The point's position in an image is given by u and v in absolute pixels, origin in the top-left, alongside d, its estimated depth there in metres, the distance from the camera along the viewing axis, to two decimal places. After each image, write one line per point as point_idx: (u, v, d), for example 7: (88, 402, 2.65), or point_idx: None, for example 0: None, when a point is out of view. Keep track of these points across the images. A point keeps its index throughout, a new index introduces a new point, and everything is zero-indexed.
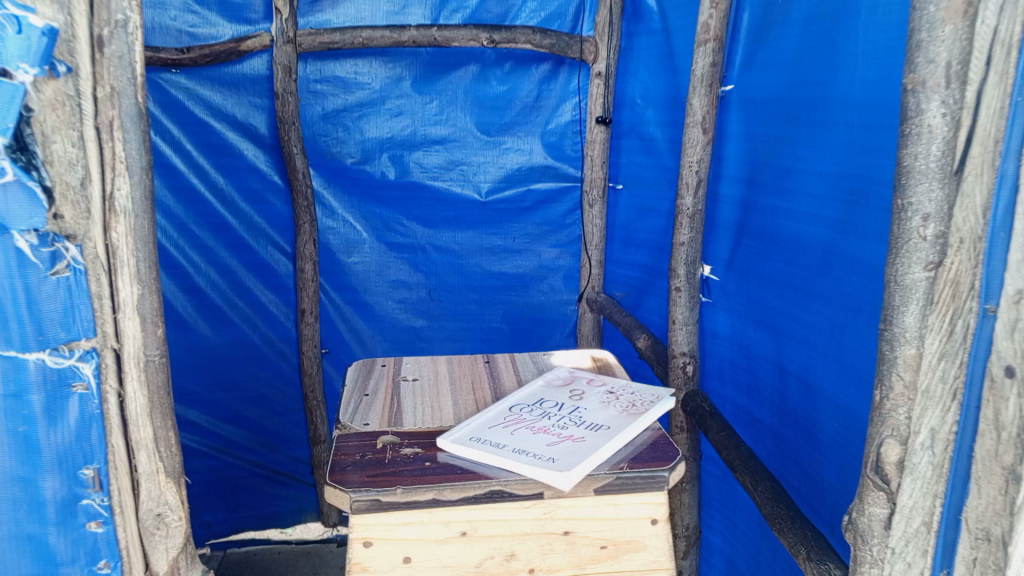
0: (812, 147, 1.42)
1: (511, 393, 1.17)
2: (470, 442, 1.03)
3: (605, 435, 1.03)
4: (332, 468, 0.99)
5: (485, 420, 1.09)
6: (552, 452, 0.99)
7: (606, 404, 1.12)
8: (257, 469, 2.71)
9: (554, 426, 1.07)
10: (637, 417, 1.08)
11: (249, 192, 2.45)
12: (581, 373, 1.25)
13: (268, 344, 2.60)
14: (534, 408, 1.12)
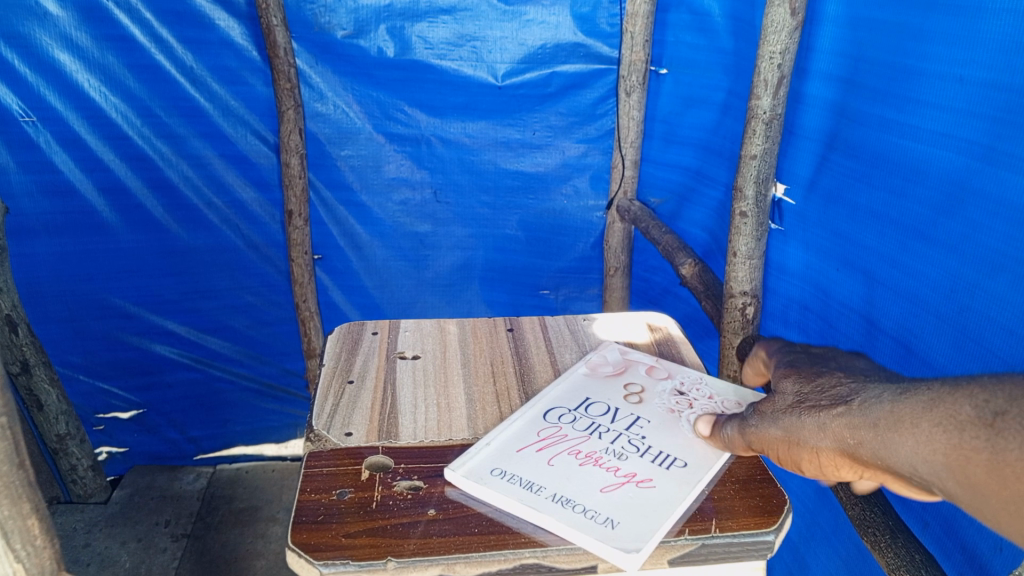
0: (952, 41, 1.04)
1: (545, 395, 0.89)
2: (493, 479, 0.74)
3: (682, 479, 0.75)
4: (294, 523, 0.70)
5: (512, 441, 0.80)
6: (610, 506, 0.71)
7: (674, 423, 0.84)
8: (247, 384, 2.47)
9: (608, 458, 0.78)
10: (720, 446, 0.80)
11: (222, 70, 2.03)
12: (636, 353, 0.98)
13: (252, 249, 2.26)
14: (578, 424, 0.84)
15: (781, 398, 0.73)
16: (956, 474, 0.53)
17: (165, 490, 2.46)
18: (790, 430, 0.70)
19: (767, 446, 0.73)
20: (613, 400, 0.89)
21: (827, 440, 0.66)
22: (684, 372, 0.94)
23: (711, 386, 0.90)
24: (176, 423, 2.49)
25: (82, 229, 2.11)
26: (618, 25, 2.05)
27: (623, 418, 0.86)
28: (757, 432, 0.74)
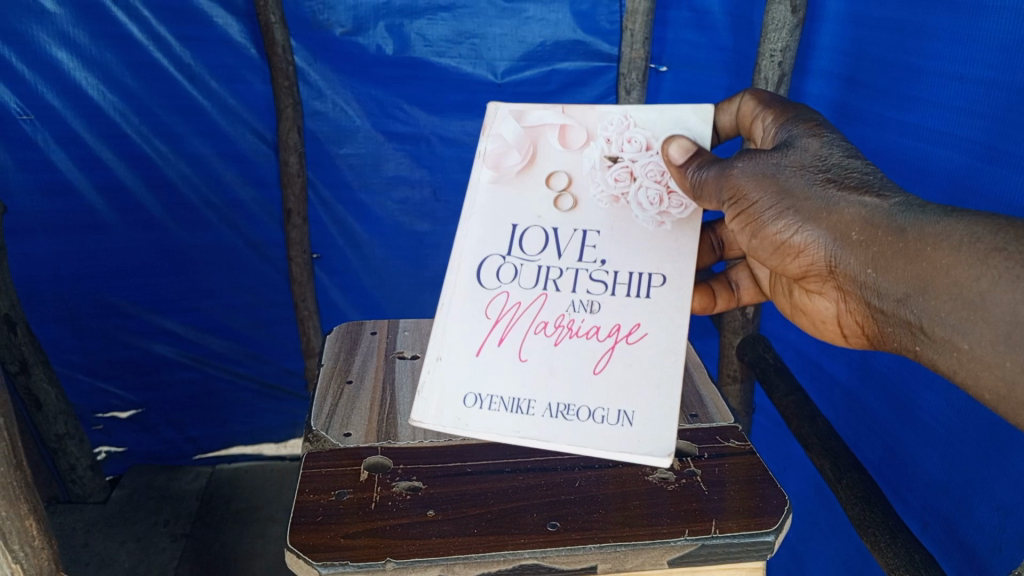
0: (959, 37, 1.07)
1: (473, 240, 0.85)
2: (463, 411, 0.78)
3: (669, 308, 0.80)
4: (291, 522, 0.70)
5: (467, 342, 0.81)
6: (620, 397, 0.78)
7: (628, 216, 0.85)
8: (245, 382, 2.47)
9: (579, 316, 0.81)
10: (685, 234, 0.84)
11: (220, 68, 2.02)
12: (533, 111, 0.87)
13: (251, 248, 2.25)
14: (525, 277, 0.83)
15: (794, 155, 0.80)
16: (987, 306, 0.64)
17: (164, 489, 2.46)
18: (792, 194, 0.79)
19: (752, 200, 0.82)
20: (549, 218, 0.85)
21: (831, 223, 0.77)
22: (606, 123, 0.86)
23: (646, 132, 0.86)
24: (175, 422, 2.49)
25: (81, 227, 2.11)
26: (618, 23, 2.04)
27: (568, 236, 0.84)
28: (755, 176, 0.81)
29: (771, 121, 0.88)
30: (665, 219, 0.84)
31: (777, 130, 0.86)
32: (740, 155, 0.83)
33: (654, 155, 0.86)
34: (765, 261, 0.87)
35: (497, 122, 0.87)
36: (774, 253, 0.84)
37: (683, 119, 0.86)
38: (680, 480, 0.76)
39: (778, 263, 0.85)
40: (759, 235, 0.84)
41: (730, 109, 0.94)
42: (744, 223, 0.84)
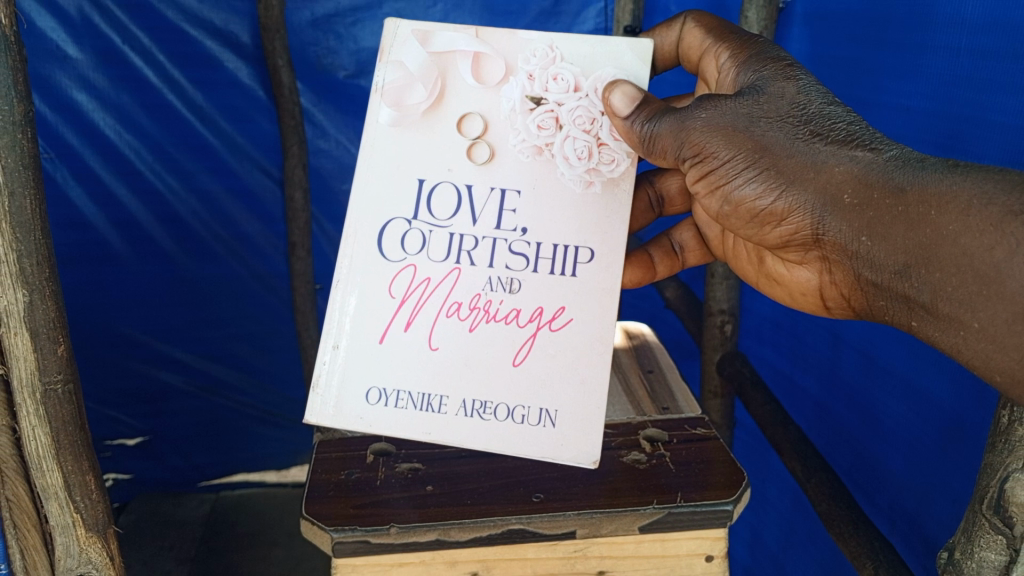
0: (899, 74, 1.17)
1: (380, 201, 0.87)
2: (366, 409, 0.86)
3: (593, 288, 0.86)
4: (306, 495, 0.80)
5: (370, 332, 0.87)
6: (540, 395, 0.85)
7: (551, 171, 0.86)
8: (249, 411, 2.55)
9: (498, 297, 0.86)
10: (612, 195, 0.87)
11: (230, 108, 2.14)
12: (442, 35, 0.86)
13: (256, 279, 2.36)
14: (434, 250, 0.87)
15: (770, 108, 0.83)
16: (985, 271, 0.65)
17: (169, 516, 2.52)
18: (773, 150, 0.82)
19: (729, 157, 0.84)
20: (462, 173, 0.86)
21: (816, 181, 0.79)
22: (525, 57, 0.87)
23: (572, 71, 0.87)
24: (180, 450, 2.56)
25: (94, 261, 2.20)
26: None
27: (483, 195, 0.87)
28: (727, 132, 0.84)
29: (744, 73, 0.90)
30: (594, 180, 0.86)
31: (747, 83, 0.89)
32: (711, 110, 0.85)
33: (582, 98, 0.87)
34: (745, 226, 0.89)
35: (400, 46, 0.87)
36: (754, 216, 0.86)
37: (621, 55, 0.87)
38: (650, 461, 0.86)
39: (758, 230, 0.88)
40: (738, 196, 0.86)
41: (671, 35, 1.03)
42: (721, 182, 0.87)
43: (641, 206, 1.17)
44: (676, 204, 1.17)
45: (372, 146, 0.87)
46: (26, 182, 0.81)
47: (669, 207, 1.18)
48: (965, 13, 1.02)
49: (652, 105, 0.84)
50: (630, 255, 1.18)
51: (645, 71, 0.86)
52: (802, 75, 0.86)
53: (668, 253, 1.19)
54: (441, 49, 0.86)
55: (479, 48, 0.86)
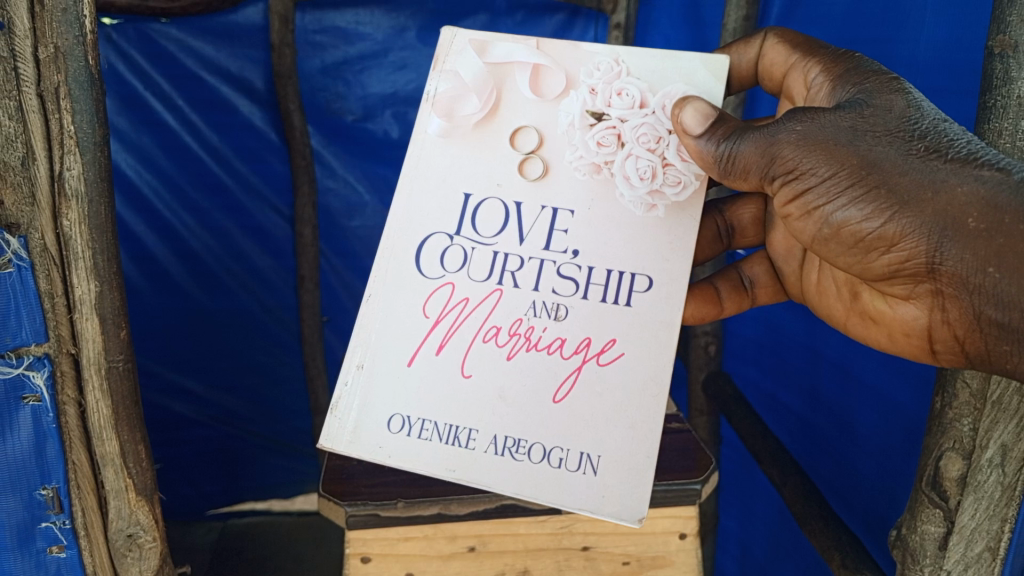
0: None
1: (421, 212, 0.80)
2: (387, 437, 0.78)
3: (648, 321, 0.77)
4: (332, 477, 0.99)
5: (398, 353, 0.79)
6: (584, 437, 0.76)
7: (611, 192, 0.78)
8: (258, 439, 2.52)
9: (541, 323, 0.78)
10: (677, 220, 0.78)
11: (244, 149, 2.18)
12: (500, 46, 0.79)
13: (266, 312, 2.38)
14: (476, 268, 0.79)
15: (878, 122, 0.71)
16: None
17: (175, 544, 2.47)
18: (882, 168, 0.70)
19: (827, 176, 0.72)
20: (512, 189, 0.79)
21: (936, 204, 0.68)
22: (590, 71, 0.78)
23: (639, 85, 0.78)
24: (188, 477, 2.51)
25: None
26: None
27: (533, 211, 0.78)
28: (829, 147, 0.72)
29: (841, 87, 0.78)
30: (656, 204, 0.78)
31: (847, 95, 0.77)
32: (809, 123, 0.73)
33: (649, 115, 0.78)
34: (840, 256, 0.77)
35: (456, 56, 0.80)
36: (854, 244, 0.74)
37: (693, 72, 0.77)
38: None
39: (859, 257, 0.75)
40: (834, 221, 0.74)
41: (750, 51, 0.92)
42: (816, 204, 0.74)
43: (707, 238, 1.04)
44: (749, 234, 1.04)
45: (418, 162, 0.80)
46: (107, 198, 0.87)
47: (740, 238, 1.05)
48: (915, 58, 1.03)
49: (727, 124, 0.74)
50: (693, 288, 1.06)
51: (719, 90, 0.76)
52: (911, 86, 0.74)
53: (736, 287, 1.06)
54: (500, 60, 0.78)
55: (539, 61, 0.78)
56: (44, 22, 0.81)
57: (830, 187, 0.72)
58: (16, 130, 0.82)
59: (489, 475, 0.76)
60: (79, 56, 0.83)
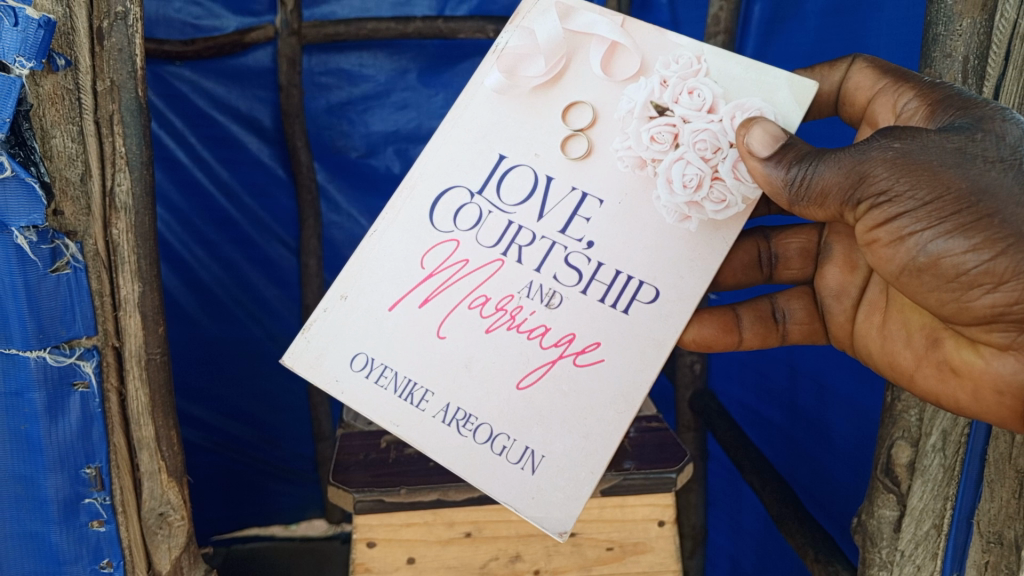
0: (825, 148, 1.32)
1: (449, 165, 0.80)
2: (345, 373, 0.79)
3: (636, 332, 0.76)
4: (337, 467, 1.12)
5: (384, 295, 0.79)
6: (537, 431, 0.75)
7: (647, 191, 0.76)
8: (262, 465, 2.17)
9: (532, 306, 0.76)
10: (706, 237, 0.76)
11: (252, 186, 1.88)
12: (584, 15, 0.77)
13: (272, 340, 2.04)
14: (485, 233, 0.78)
15: (987, 150, 0.69)
16: None
17: None
18: (995, 195, 0.67)
19: (928, 201, 0.69)
20: (549, 162, 0.77)
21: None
22: (667, 62, 0.76)
23: (713, 89, 0.75)
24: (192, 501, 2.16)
25: None
26: None
27: (561, 192, 0.77)
28: (933, 173, 0.69)
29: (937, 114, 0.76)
30: (690, 216, 0.75)
31: (946, 121, 0.74)
32: (908, 144, 0.71)
33: (715, 122, 0.75)
34: (930, 293, 0.73)
35: (537, 14, 0.79)
36: (951, 280, 0.70)
37: (777, 87, 0.75)
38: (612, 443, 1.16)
39: (954, 295, 0.71)
40: (931, 252, 0.70)
41: (834, 74, 0.88)
42: (909, 231, 0.71)
43: (745, 257, 1.01)
44: (792, 266, 1.00)
45: (467, 106, 0.80)
46: (152, 211, 0.89)
47: (782, 269, 1.01)
48: None
49: (798, 151, 0.72)
50: (710, 311, 1.00)
51: (797, 116, 0.74)
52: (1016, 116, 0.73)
53: (766, 319, 1.01)
54: (580, 28, 0.77)
55: (620, 39, 0.76)
56: (102, 60, 0.84)
57: (935, 212, 0.69)
58: (76, 151, 0.84)
59: (430, 438, 0.77)
60: (130, 90, 0.85)
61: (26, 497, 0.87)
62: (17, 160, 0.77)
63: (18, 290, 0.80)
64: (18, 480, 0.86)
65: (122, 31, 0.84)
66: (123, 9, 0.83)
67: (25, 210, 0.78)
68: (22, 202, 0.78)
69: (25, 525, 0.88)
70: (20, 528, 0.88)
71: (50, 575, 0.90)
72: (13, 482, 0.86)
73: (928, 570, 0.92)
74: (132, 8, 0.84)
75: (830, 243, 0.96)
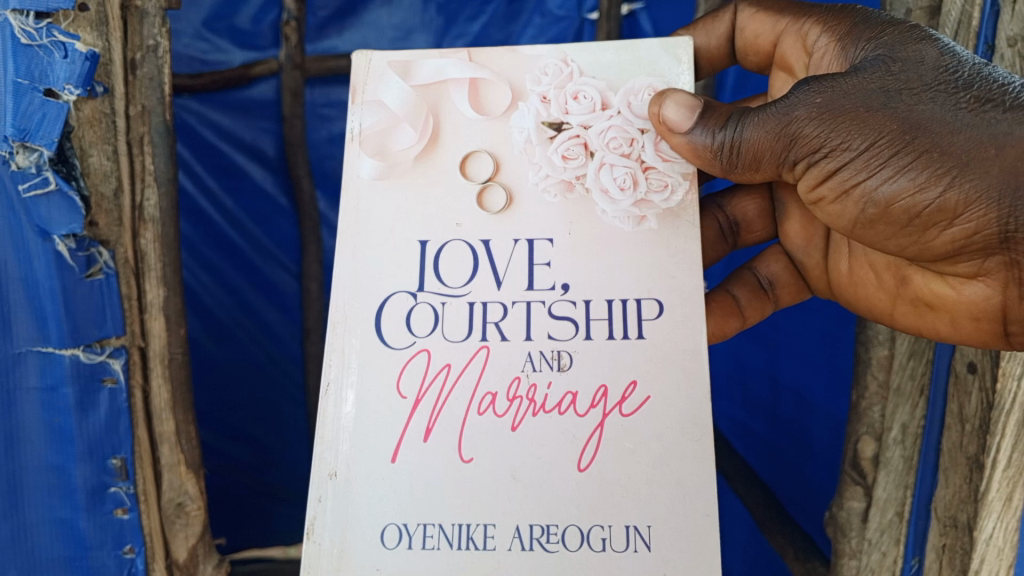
0: None
1: (384, 275, 0.82)
2: (385, 557, 0.76)
3: (670, 371, 0.78)
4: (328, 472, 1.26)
5: (382, 446, 0.78)
6: (619, 511, 0.76)
7: (592, 210, 0.82)
8: (260, 488, 2.01)
9: (543, 378, 0.78)
10: (672, 227, 0.81)
11: (255, 213, 1.91)
12: (426, 66, 0.84)
13: (275, 363, 1.99)
14: (450, 327, 0.81)
15: (907, 82, 0.76)
16: None
17: None
18: (922, 129, 0.75)
19: (864, 149, 0.77)
20: (475, 224, 0.82)
21: (984, 161, 0.73)
22: (535, 79, 0.84)
23: (595, 88, 0.84)
24: None
25: None
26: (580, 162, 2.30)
27: (507, 245, 0.82)
28: (862, 119, 0.77)
29: (856, 52, 0.84)
30: (646, 215, 0.81)
31: (862, 54, 0.83)
32: (827, 95, 0.78)
33: (614, 116, 0.83)
34: (892, 235, 0.81)
35: (376, 84, 0.85)
36: (907, 220, 0.78)
37: (655, 57, 0.85)
38: None
39: (913, 232, 0.79)
40: (880, 196, 0.79)
41: (720, 25, 1.03)
42: (854, 180, 0.79)
43: (712, 236, 1.06)
44: (755, 229, 1.07)
45: (358, 205, 0.83)
46: (174, 224, 0.98)
47: (747, 234, 1.07)
48: None
49: (718, 116, 0.82)
50: (711, 302, 1.07)
51: (685, 76, 0.84)
52: (929, 35, 0.80)
53: (756, 289, 1.08)
54: (429, 80, 0.84)
55: (475, 73, 0.84)
56: (136, 88, 0.95)
57: (871, 156, 0.77)
58: (110, 168, 0.94)
59: (519, 567, 0.75)
60: (159, 114, 0.97)
61: (58, 485, 0.96)
62: (60, 175, 0.90)
63: (57, 292, 0.91)
64: (53, 469, 0.96)
65: (153, 62, 0.95)
66: (155, 43, 0.95)
67: (65, 220, 0.91)
68: (61, 211, 0.91)
69: (55, 511, 0.97)
70: (51, 515, 0.97)
71: (75, 559, 0.98)
72: (48, 471, 0.96)
73: (892, 556, 0.98)
74: (163, 43, 0.96)
75: (785, 199, 1.02)
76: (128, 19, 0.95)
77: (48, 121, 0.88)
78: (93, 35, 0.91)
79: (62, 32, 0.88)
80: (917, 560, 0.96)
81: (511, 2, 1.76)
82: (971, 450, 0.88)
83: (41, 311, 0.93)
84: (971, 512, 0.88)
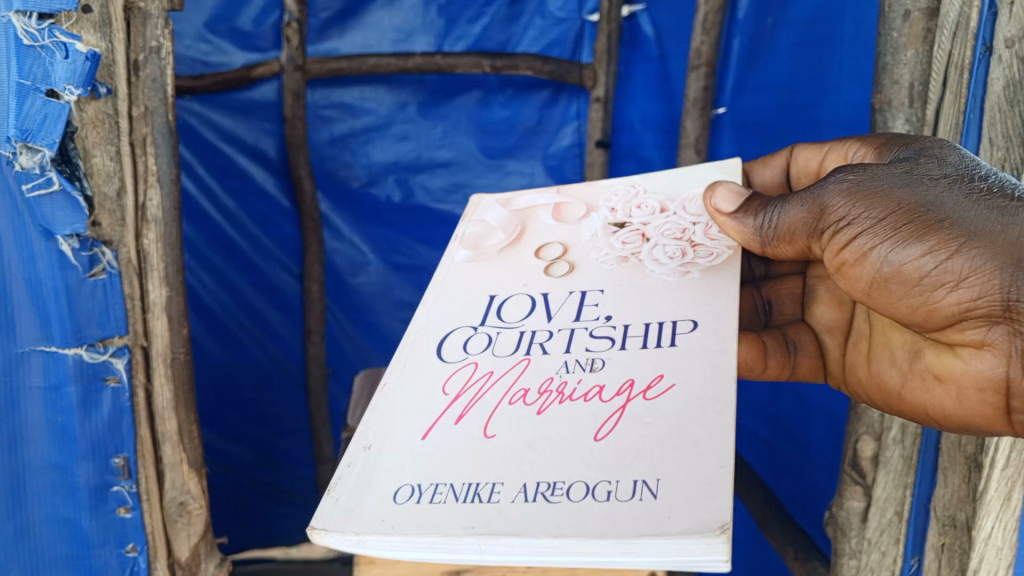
0: None
1: (450, 318, 0.77)
2: (390, 511, 0.60)
3: (699, 352, 0.67)
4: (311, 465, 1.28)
5: (413, 427, 0.67)
6: (638, 463, 0.59)
7: (641, 271, 0.76)
8: (262, 487, 2.05)
9: (575, 376, 0.67)
10: (714, 276, 0.74)
11: (256, 213, 1.91)
12: (524, 198, 0.88)
13: (277, 364, 1.99)
14: (499, 347, 0.72)
15: (930, 164, 0.72)
16: None
17: None
18: (943, 205, 0.69)
19: (879, 216, 0.71)
20: (539, 285, 0.78)
21: (1006, 240, 0.67)
22: (609, 196, 0.85)
23: (657, 198, 0.84)
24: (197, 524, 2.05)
25: None
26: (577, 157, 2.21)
27: (561, 299, 0.76)
28: (880, 191, 0.71)
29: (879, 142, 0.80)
30: (690, 267, 0.75)
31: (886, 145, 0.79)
32: (852, 170, 0.74)
33: (670, 215, 0.82)
34: (900, 303, 0.73)
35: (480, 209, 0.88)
36: (915, 286, 0.71)
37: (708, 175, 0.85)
38: None
39: (922, 302, 0.71)
40: (890, 261, 0.72)
41: (779, 161, 0.92)
42: (865, 247, 0.72)
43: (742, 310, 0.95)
44: (786, 312, 0.93)
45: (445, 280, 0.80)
46: (178, 224, 1.01)
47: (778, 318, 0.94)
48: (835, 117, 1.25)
49: (761, 200, 0.77)
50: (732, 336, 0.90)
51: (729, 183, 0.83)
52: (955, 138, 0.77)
53: (779, 342, 0.90)
54: (524, 206, 0.87)
55: (560, 198, 0.87)
56: (138, 88, 0.96)
57: (885, 223, 0.71)
58: (114, 169, 0.94)
59: (521, 521, 0.56)
60: (161, 115, 0.97)
61: (60, 484, 0.97)
62: (63, 176, 0.91)
63: (60, 292, 0.93)
64: (55, 468, 0.97)
65: (155, 63, 0.96)
66: (157, 44, 0.96)
67: (68, 219, 0.92)
68: (65, 212, 0.92)
69: (58, 509, 0.97)
70: (54, 513, 0.97)
71: (79, 558, 0.99)
72: (50, 470, 0.96)
73: (892, 555, 0.98)
74: (165, 44, 0.97)
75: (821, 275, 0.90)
76: (131, 21, 0.96)
77: (49, 123, 0.88)
78: (96, 36, 0.91)
79: (64, 33, 0.88)
80: (917, 559, 0.97)
81: (511, 2, 1.77)
82: (969, 449, 0.88)
83: (43, 310, 0.93)
84: (969, 511, 0.89)
